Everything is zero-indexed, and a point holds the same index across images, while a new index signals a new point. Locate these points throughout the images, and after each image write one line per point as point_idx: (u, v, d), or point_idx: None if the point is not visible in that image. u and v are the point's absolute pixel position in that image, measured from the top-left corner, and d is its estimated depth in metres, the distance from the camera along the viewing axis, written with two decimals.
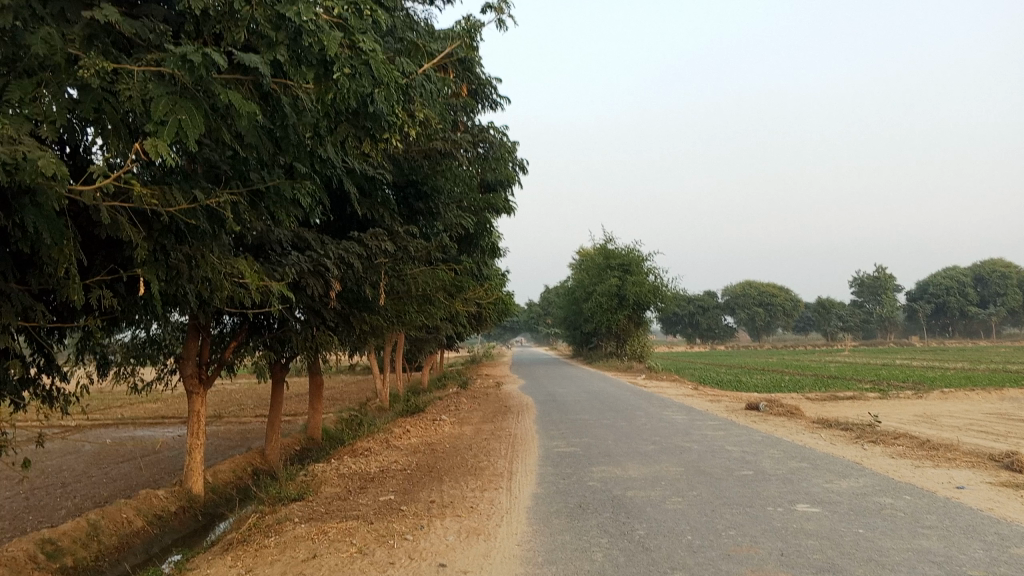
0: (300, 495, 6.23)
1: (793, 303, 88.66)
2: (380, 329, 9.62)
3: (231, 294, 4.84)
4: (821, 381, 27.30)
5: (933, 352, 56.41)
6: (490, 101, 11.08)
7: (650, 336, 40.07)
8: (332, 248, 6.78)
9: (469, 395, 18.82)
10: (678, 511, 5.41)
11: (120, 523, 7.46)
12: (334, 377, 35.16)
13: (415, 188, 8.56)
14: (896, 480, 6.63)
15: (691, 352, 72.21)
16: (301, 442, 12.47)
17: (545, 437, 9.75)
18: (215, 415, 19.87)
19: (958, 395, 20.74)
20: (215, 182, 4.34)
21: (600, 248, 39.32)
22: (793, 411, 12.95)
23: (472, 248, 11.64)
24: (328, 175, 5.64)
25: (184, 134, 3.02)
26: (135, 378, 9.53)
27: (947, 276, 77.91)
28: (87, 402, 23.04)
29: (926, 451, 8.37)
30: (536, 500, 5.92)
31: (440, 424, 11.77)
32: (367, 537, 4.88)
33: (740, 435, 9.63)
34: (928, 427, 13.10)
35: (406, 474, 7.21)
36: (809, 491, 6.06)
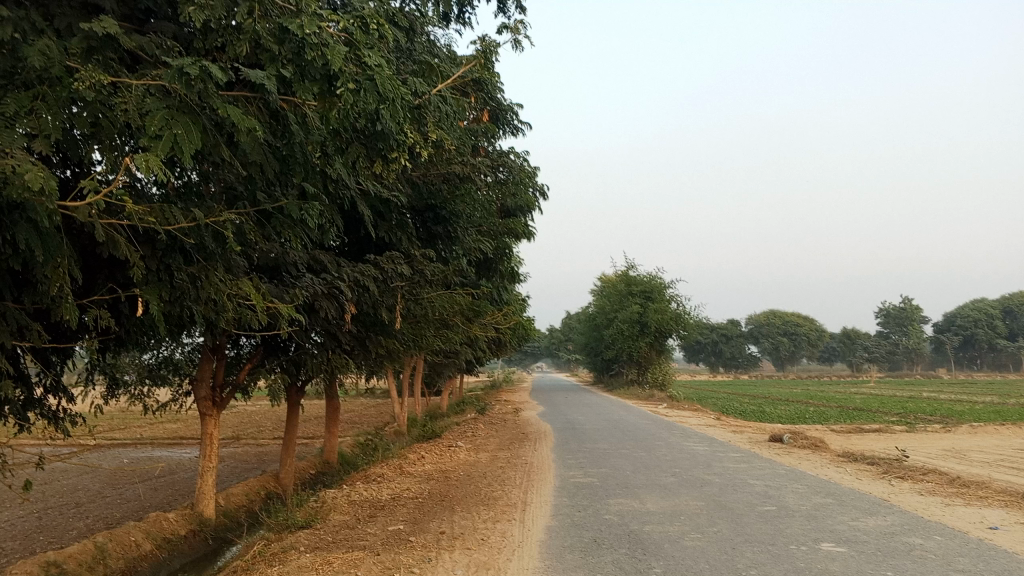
0: (308, 523, 6.09)
1: (817, 333, 87.69)
2: (397, 353, 9.49)
3: (239, 316, 4.75)
4: (846, 413, 26.81)
5: (960, 386, 55.40)
6: (511, 127, 11.04)
7: (672, 365, 39.67)
8: (347, 271, 6.69)
9: (487, 421, 18.64)
10: (697, 548, 5.20)
11: (127, 546, 7.35)
12: (352, 400, 35.09)
13: (434, 214, 8.43)
14: (926, 518, 6.37)
15: (714, 380, 71.52)
16: (316, 466, 12.34)
17: (562, 466, 9.55)
18: (232, 436, 19.80)
19: (988, 430, 20.23)
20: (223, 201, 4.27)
21: (622, 275, 39.13)
22: (818, 443, 12.63)
23: (491, 274, 11.53)
24: (343, 197, 5.54)
25: (180, 148, 3.00)
26: (150, 399, 9.46)
27: (975, 309, 76.71)
28: (107, 422, 23.10)
29: (956, 489, 8.08)
30: (550, 533, 5.74)
31: (456, 450, 11.59)
32: (372, 569, 4.71)
33: (762, 468, 9.37)
34: (959, 463, 12.71)
35: (418, 502, 7.05)
36: (834, 529, 5.82)
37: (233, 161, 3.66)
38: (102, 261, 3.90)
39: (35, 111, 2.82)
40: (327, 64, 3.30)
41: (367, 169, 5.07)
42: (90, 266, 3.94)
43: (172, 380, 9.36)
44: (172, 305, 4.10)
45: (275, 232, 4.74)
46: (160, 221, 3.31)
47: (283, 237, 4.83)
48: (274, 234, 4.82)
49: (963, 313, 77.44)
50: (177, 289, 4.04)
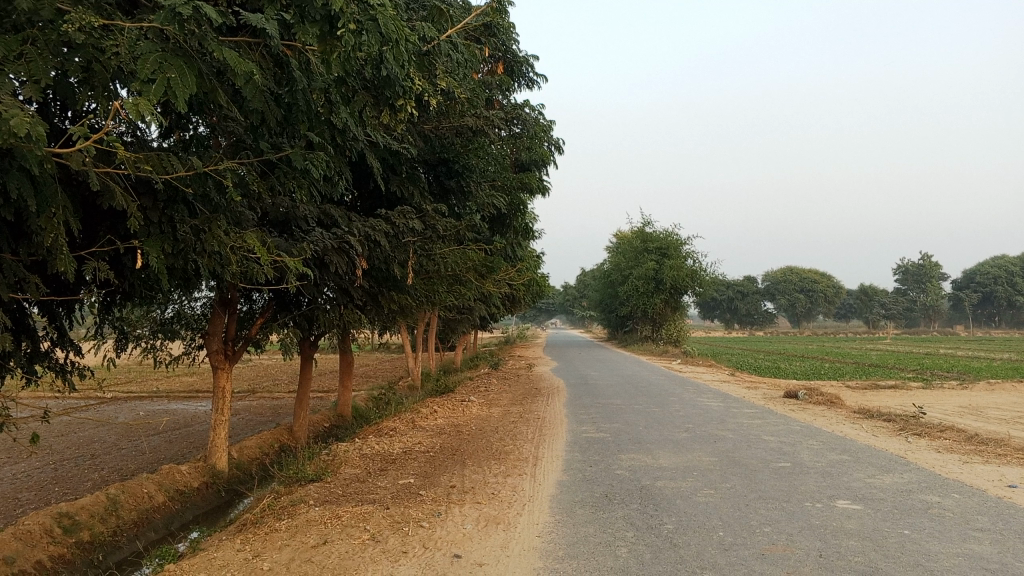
0: (317, 476, 6.07)
1: (834, 289, 87.14)
2: (409, 308, 9.39)
3: (245, 269, 4.65)
4: (862, 369, 26.65)
5: (977, 343, 54.99)
6: (526, 79, 10.79)
7: (686, 321, 39.53)
8: (358, 225, 6.56)
9: (500, 376, 18.69)
10: (711, 505, 5.11)
11: (140, 498, 7.37)
12: (367, 354, 35.30)
13: (446, 167, 8.24)
14: (944, 476, 6.26)
15: (729, 337, 71.43)
16: (330, 419, 12.36)
17: (574, 422, 9.50)
18: (248, 390, 19.95)
19: (1005, 387, 20.03)
20: (226, 149, 4.17)
21: (638, 230, 38.87)
22: (834, 400, 12.51)
23: (505, 230, 11.36)
24: (352, 149, 5.38)
25: (174, 94, 2.78)
26: (162, 351, 9.45)
27: (995, 266, 75.85)
28: (125, 375, 23.30)
29: (974, 446, 7.95)
30: (562, 488, 5.68)
31: (468, 405, 11.58)
32: (381, 523, 4.67)
33: (777, 424, 9.28)
34: (975, 420, 12.58)
35: (429, 457, 7.01)
36: (850, 486, 5.72)
37: (232, 109, 3.52)
38: (100, 212, 3.80)
39: (25, 55, 2.67)
40: (327, 5, 3.13)
41: (375, 120, 4.93)
42: (90, 218, 3.84)
43: (184, 333, 9.33)
44: (175, 260, 4.01)
45: (281, 184, 4.64)
46: (158, 170, 3.18)
47: (289, 189, 4.72)
48: (278, 185, 4.72)
49: (983, 270, 76.60)
50: (181, 242, 3.95)
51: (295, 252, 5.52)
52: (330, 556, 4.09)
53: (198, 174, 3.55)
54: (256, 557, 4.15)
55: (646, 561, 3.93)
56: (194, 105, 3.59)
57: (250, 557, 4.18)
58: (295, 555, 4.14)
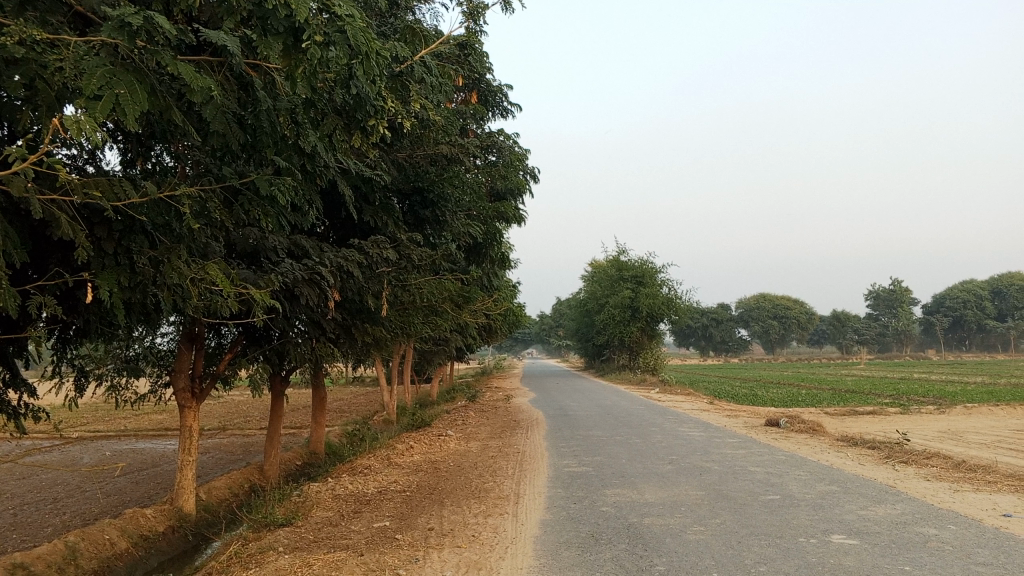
0: (288, 520, 5.76)
1: (807, 315, 87.77)
2: (384, 341, 9.14)
3: (207, 302, 4.41)
4: (839, 395, 26.61)
5: (948, 366, 55.43)
6: (500, 108, 10.70)
7: (663, 349, 39.47)
8: (329, 256, 6.32)
9: (477, 408, 18.38)
10: (701, 543, 4.90)
11: (102, 545, 7.00)
12: (342, 388, 34.84)
13: (421, 196, 8.04)
14: (936, 506, 6.09)
15: (705, 364, 71.54)
16: (303, 456, 12.01)
17: (554, 455, 9.26)
18: (218, 427, 19.45)
19: (983, 411, 20.03)
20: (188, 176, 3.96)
21: (613, 259, 38.86)
22: (816, 427, 12.36)
23: (481, 259, 11.17)
24: (322, 176, 5.18)
25: (123, 112, 2.58)
26: (126, 389, 9.10)
27: (964, 290, 76.83)
28: (91, 415, 22.69)
29: (963, 473, 7.80)
30: (545, 528, 5.42)
31: (446, 439, 11.29)
32: (354, 571, 4.39)
33: (762, 454, 9.10)
34: (957, 445, 12.48)
35: (405, 496, 6.72)
36: (843, 520, 5.53)
37: (191, 131, 3.32)
38: (50, 242, 3.56)
39: None
40: (292, 16, 2.92)
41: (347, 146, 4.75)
42: (40, 249, 3.60)
43: (149, 371, 8.99)
44: (131, 293, 3.77)
45: (245, 212, 4.44)
46: (108, 196, 2.95)
47: (255, 218, 4.51)
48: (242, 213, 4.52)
49: (952, 294, 77.60)
50: (138, 274, 3.72)
51: (261, 284, 5.27)
52: None
53: (153, 200, 3.32)
54: None
55: None
56: (148, 127, 3.39)
57: None
58: None
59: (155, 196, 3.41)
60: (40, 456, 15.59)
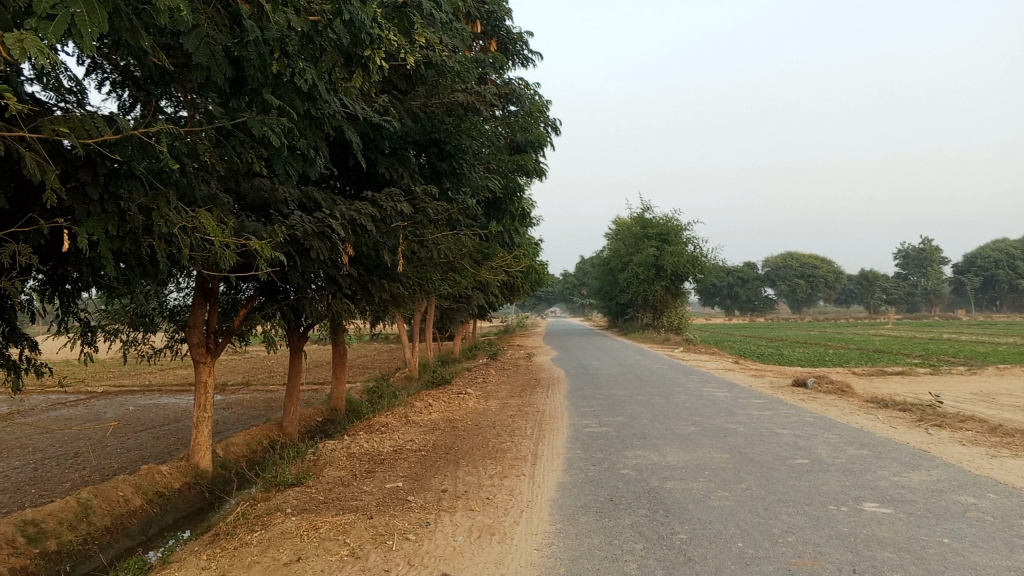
0: (299, 480, 5.62)
1: (834, 274, 86.58)
2: (401, 298, 8.92)
3: (206, 253, 4.25)
4: (866, 355, 26.19)
5: (978, 327, 54.56)
6: (522, 58, 10.35)
7: (687, 308, 39.08)
8: (340, 208, 6.08)
9: (498, 366, 18.23)
10: (726, 510, 4.67)
11: (115, 502, 6.93)
12: (365, 345, 34.92)
13: (438, 148, 7.73)
14: (973, 473, 5.80)
15: (730, 324, 70.99)
16: (322, 413, 11.92)
17: (575, 415, 9.06)
18: (240, 382, 19.47)
19: (1016, 373, 19.53)
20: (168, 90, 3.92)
21: (638, 216, 38.38)
22: (845, 388, 12.06)
23: (501, 215, 10.88)
24: (327, 119, 4.95)
25: (78, 34, 2.36)
26: (143, 344, 9.00)
27: (996, 249, 75.35)
28: (116, 370, 22.80)
29: (1000, 438, 7.49)
30: (562, 492, 5.22)
31: (465, 397, 11.14)
32: (362, 535, 4.21)
33: (789, 416, 8.82)
34: (989, 408, 12.14)
35: (420, 456, 6.56)
36: (876, 486, 5.27)
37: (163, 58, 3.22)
38: (29, 186, 3.49)
39: None
40: None
41: (349, 82, 4.52)
42: (23, 193, 3.53)
43: (164, 325, 8.87)
44: (118, 242, 3.65)
45: (238, 155, 4.27)
46: (78, 133, 2.82)
47: (251, 160, 4.36)
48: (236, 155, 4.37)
49: (984, 253, 76.17)
50: (127, 221, 3.60)
51: (265, 235, 5.05)
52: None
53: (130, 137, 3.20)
54: None
55: None
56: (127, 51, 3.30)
57: None
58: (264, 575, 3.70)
59: (128, 131, 3.25)
60: (64, 411, 15.68)
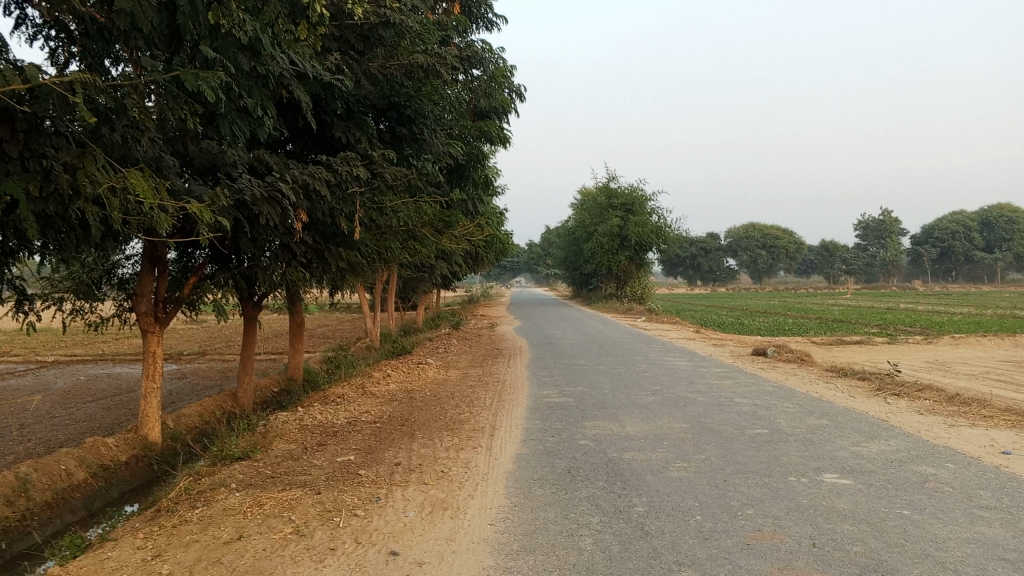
0: (246, 454, 5.42)
1: (796, 245, 87.53)
2: (360, 267, 8.64)
3: (140, 217, 4.04)
4: (826, 325, 26.51)
5: (933, 297, 55.55)
6: (486, 22, 10.07)
7: (651, 278, 39.15)
8: (292, 172, 5.80)
9: (461, 336, 18.07)
10: (684, 482, 4.56)
11: (57, 476, 6.67)
12: (327, 314, 34.50)
13: (397, 112, 7.43)
14: (931, 443, 5.78)
15: (693, 294, 71.48)
16: (279, 383, 11.67)
17: (535, 385, 8.94)
18: (197, 352, 19.06)
19: (970, 342, 19.87)
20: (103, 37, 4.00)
21: (603, 186, 38.26)
22: (804, 357, 12.10)
23: (463, 182, 10.63)
24: (273, 73, 4.68)
25: None
26: (90, 312, 8.67)
27: (953, 221, 76.68)
28: (68, 339, 22.18)
29: (957, 407, 7.51)
30: (520, 464, 5.08)
31: (425, 367, 10.95)
32: (309, 512, 4.03)
33: (749, 385, 8.78)
34: (944, 376, 12.28)
35: (374, 428, 6.38)
36: (835, 457, 5.22)
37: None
38: None
39: None
40: None
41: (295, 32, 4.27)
42: None
43: (111, 292, 8.52)
44: (42, 204, 3.48)
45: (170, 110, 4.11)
46: None
47: (187, 116, 4.11)
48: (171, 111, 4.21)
49: (941, 225, 77.47)
50: (52, 181, 3.44)
51: (206, 198, 4.79)
52: (243, 555, 3.46)
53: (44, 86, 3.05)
54: (153, 559, 3.51)
55: (614, 556, 3.34)
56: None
57: (148, 557, 3.55)
58: (202, 554, 3.51)
59: (45, 82, 3.11)
60: (11, 381, 15.19)
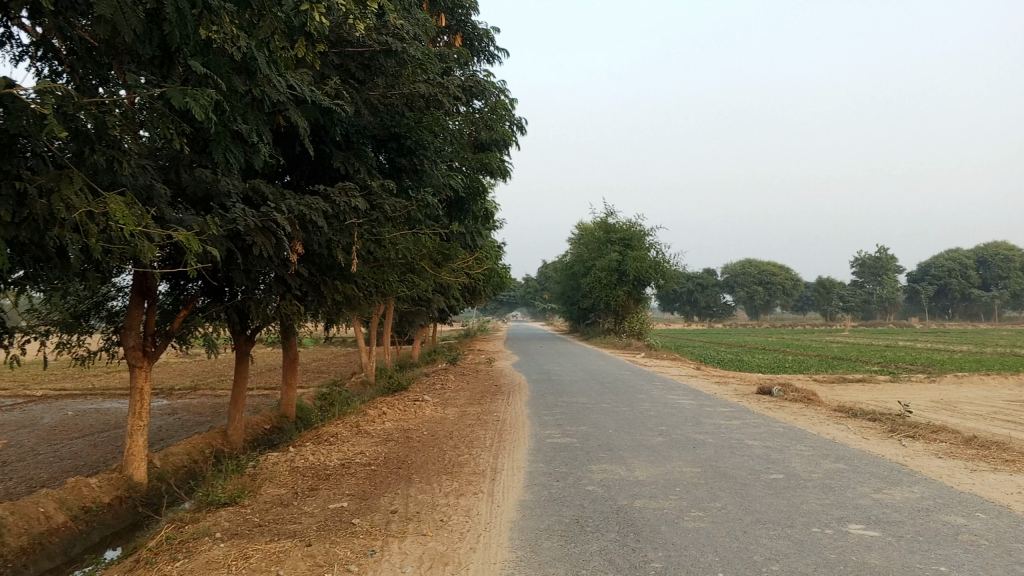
0: (233, 500, 5.10)
1: (792, 281, 87.38)
2: (357, 302, 8.38)
3: (122, 247, 3.84)
4: (826, 362, 26.21)
5: (930, 335, 55.28)
6: (487, 55, 9.99)
7: (648, 314, 38.91)
8: (288, 202, 5.55)
9: (457, 371, 17.82)
10: (702, 533, 4.28)
11: (35, 519, 6.34)
12: (322, 349, 34.18)
13: (398, 142, 7.23)
14: (957, 490, 5.48)
15: (690, 330, 71.18)
16: (271, 420, 11.35)
17: (536, 424, 8.63)
18: (189, 386, 18.70)
19: (973, 381, 19.58)
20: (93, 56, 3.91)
21: (600, 221, 38.13)
22: (810, 396, 11.81)
23: (462, 216, 10.43)
24: (266, 95, 4.48)
25: None
26: (77, 345, 8.36)
27: (949, 259, 76.74)
28: (57, 374, 21.75)
29: (976, 451, 7.22)
30: (524, 512, 4.78)
31: (421, 405, 10.64)
32: (297, 567, 3.72)
33: (758, 426, 8.49)
34: (953, 417, 11.98)
35: (370, 471, 6.07)
36: (858, 505, 4.92)
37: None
38: None
39: None
40: None
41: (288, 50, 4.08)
42: None
43: (98, 325, 8.21)
44: (12, 230, 3.34)
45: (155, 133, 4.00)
46: None
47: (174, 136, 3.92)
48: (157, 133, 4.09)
49: (937, 263, 77.53)
50: (26, 205, 3.31)
51: (195, 226, 4.53)
52: None
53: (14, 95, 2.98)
54: None
55: None
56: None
57: None
58: None
59: (19, 96, 3.04)
60: None
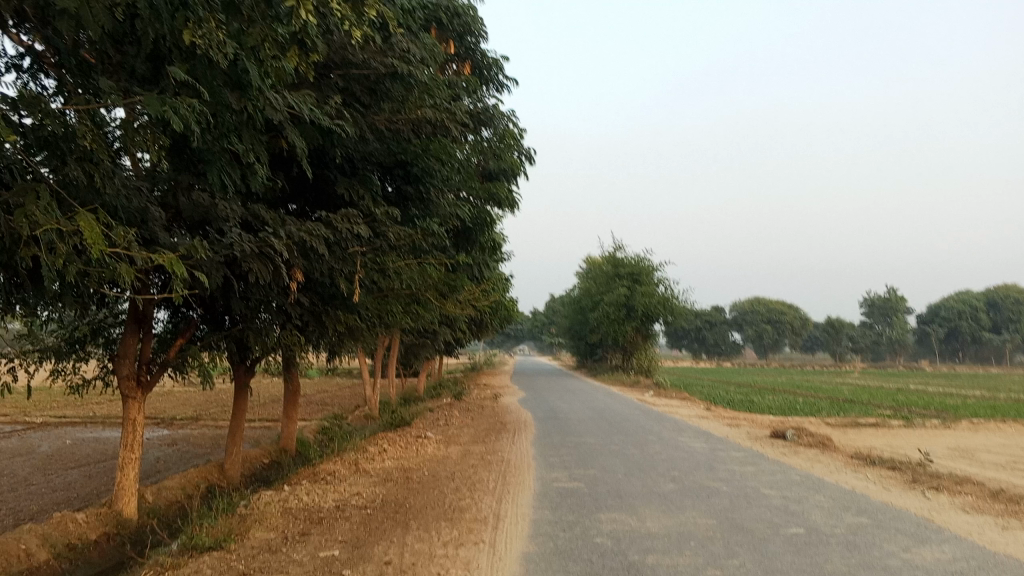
0: (219, 544, 4.79)
1: (802, 321, 86.81)
2: (360, 332, 8.09)
3: (97, 270, 3.62)
4: (837, 404, 25.72)
5: (941, 377, 54.59)
6: (498, 85, 9.80)
7: (656, 351, 38.47)
8: (288, 228, 5.30)
9: (463, 407, 17.48)
10: None
11: (15, 557, 6.05)
12: (326, 380, 33.83)
13: (403, 170, 6.99)
14: (990, 550, 5.12)
15: (698, 367, 70.55)
16: (270, 454, 11.03)
17: (542, 466, 8.29)
18: (189, 416, 18.38)
19: (989, 427, 19.09)
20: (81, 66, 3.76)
21: (610, 256, 37.91)
22: (825, 441, 11.43)
23: (470, 247, 10.18)
24: (261, 111, 4.25)
25: None
26: (72, 374, 8.09)
27: (960, 301, 76.11)
28: (57, 401, 21.41)
29: (1005, 506, 6.84)
30: (525, 564, 4.47)
31: (424, 442, 10.30)
32: None
33: (774, 473, 8.13)
34: (973, 466, 11.56)
35: (366, 515, 5.75)
36: (887, 566, 4.58)
37: None
38: None
39: None
40: None
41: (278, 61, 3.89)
42: None
43: (92, 353, 7.93)
44: None
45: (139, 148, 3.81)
46: None
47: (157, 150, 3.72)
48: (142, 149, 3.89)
49: (948, 304, 76.91)
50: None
51: (184, 249, 4.30)
52: None
53: None
54: None
55: None
56: None
57: None
58: None
59: None
60: None
